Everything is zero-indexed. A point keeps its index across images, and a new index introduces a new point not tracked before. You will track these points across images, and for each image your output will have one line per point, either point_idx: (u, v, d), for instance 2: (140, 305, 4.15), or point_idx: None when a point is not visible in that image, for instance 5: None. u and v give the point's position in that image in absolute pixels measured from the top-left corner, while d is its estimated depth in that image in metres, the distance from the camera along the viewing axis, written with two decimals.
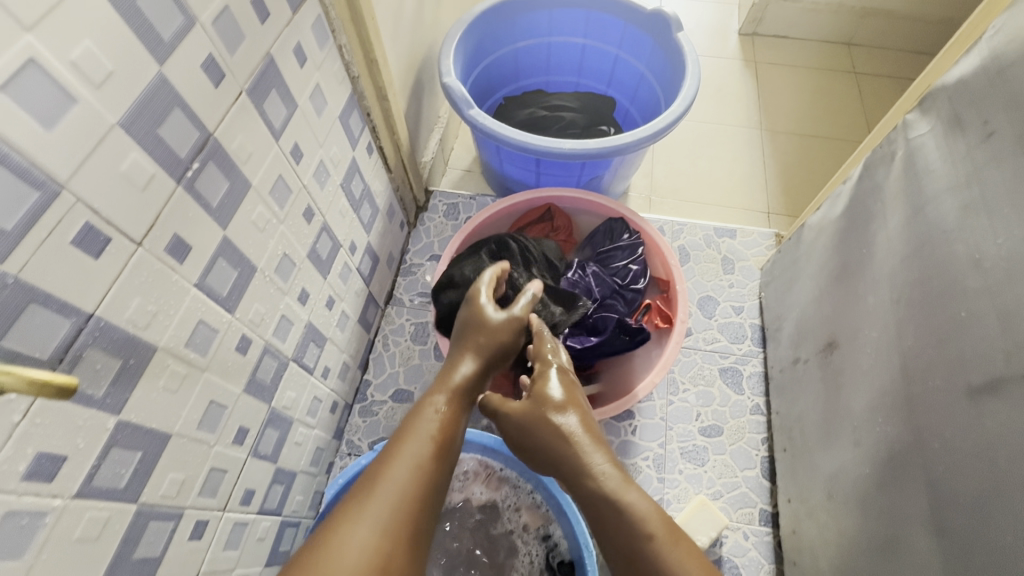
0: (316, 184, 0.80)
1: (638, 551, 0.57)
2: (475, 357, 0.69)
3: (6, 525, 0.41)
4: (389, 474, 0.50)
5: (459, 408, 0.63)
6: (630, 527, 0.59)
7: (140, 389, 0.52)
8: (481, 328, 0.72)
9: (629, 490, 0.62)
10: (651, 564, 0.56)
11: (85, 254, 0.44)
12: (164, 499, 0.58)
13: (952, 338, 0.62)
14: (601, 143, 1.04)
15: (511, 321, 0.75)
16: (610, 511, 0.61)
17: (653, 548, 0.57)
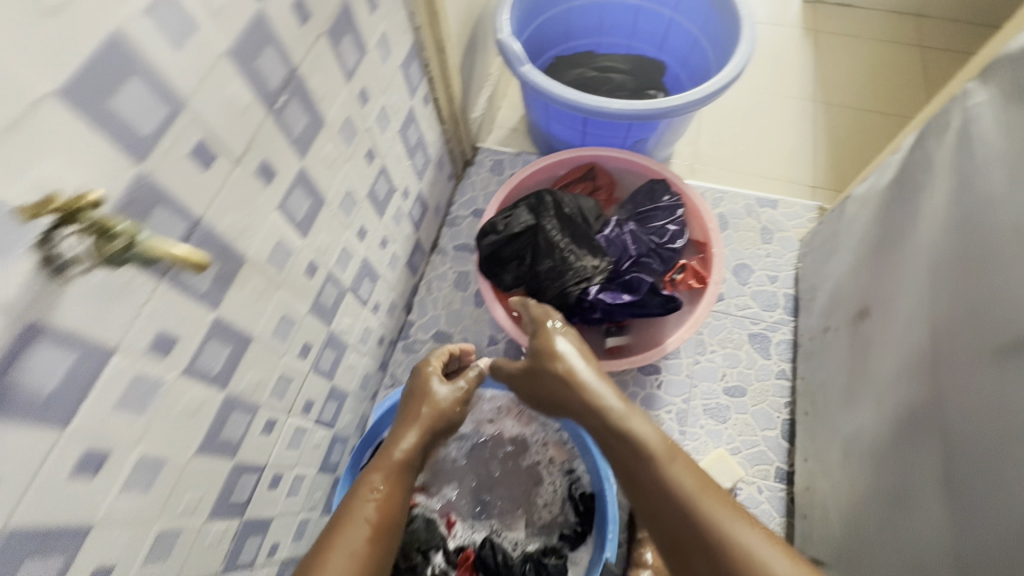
0: (378, 128, 0.86)
1: (642, 467, 0.64)
2: (416, 432, 0.78)
3: (133, 386, 0.49)
4: (331, 560, 0.60)
5: (400, 478, 0.73)
6: (634, 449, 0.66)
7: (233, 292, 0.60)
8: (427, 398, 0.83)
9: (636, 419, 0.69)
10: (652, 476, 0.62)
11: (196, 166, 0.51)
12: (245, 392, 0.66)
13: (984, 304, 0.63)
14: (649, 105, 1.05)
15: (451, 396, 0.85)
16: (619, 441, 0.69)
17: (654, 463, 0.63)
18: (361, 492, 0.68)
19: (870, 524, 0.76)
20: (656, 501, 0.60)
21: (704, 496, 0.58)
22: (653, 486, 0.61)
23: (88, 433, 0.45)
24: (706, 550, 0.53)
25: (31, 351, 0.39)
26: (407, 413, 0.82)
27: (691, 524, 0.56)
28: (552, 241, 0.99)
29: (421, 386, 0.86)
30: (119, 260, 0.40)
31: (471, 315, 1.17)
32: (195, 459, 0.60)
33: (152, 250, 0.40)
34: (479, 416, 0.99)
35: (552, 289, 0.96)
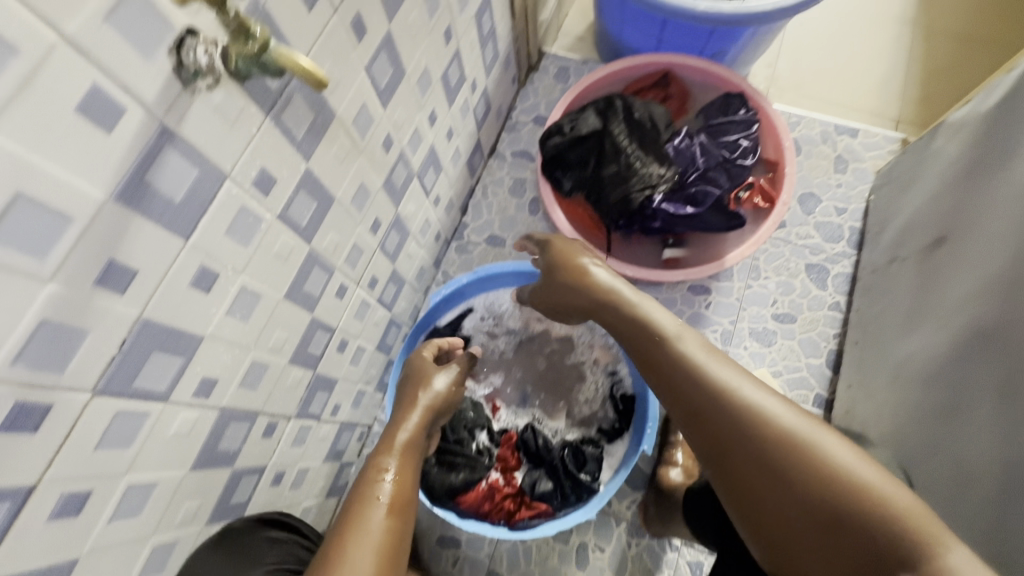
0: (458, 6, 0.83)
1: (655, 349, 0.67)
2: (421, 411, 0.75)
3: (241, 217, 0.52)
4: (358, 534, 0.55)
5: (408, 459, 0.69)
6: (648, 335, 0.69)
7: (323, 148, 0.61)
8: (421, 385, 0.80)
9: (648, 305, 0.72)
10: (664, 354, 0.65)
11: (303, 4, 0.50)
12: (325, 252, 0.70)
13: None
14: (737, 9, 0.97)
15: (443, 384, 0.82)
16: (633, 330, 0.71)
17: (666, 342, 0.66)
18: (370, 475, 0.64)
19: (909, 442, 0.78)
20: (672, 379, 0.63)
21: (710, 366, 0.61)
22: (666, 365, 0.64)
23: (204, 249, 0.49)
24: (724, 415, 0.57)
25: (165, 155, 0.42)
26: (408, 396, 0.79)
27: (705, 388, 0.59)
28: (618, 147, 0.96)
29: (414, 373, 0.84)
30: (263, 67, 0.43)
31: (524, 222, 1.17)
32: (282, 304, 0.64)
33: (279, 58, 0.41)
34: (529, 314, 1.02)
35: (615, 194, 0.94)
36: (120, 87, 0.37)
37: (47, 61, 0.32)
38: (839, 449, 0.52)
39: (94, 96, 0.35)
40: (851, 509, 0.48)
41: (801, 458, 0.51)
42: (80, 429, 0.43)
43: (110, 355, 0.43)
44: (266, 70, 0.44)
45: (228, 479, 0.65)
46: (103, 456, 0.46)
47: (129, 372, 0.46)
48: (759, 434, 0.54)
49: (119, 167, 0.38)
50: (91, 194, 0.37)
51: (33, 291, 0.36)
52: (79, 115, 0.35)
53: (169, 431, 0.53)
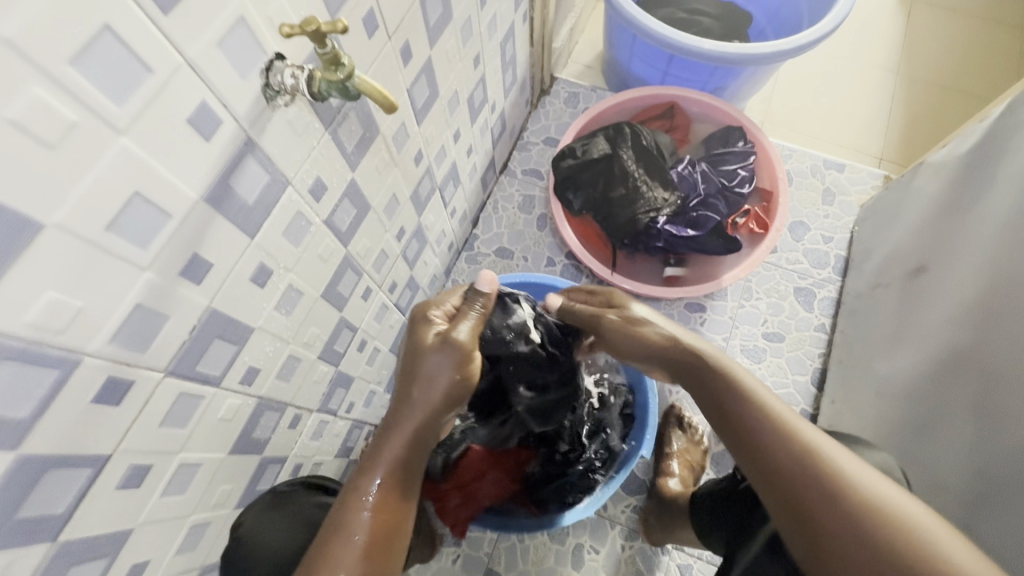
0: (487, 34, 0.89)
1: (721, 394, 0.64)
2: (415, 407, 0.61)
3: (295, 221, 0.57)
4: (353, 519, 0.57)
5: (407, 466, 0.61)
6: (714, 380, 0.65)
7: (366, 160, 0.67)
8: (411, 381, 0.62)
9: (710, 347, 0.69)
10: (734, 395, 0.63)
11: (365, 34, 0.56)
12: (357, 256, 0.74)
13: (1004, 272, 0.74)
14: (739, 50, 1.06)
15: (442, 371, 0.62)
16: (692, 366, 0.67)
17: (741, 390, 0.63)
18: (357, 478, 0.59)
19: (895, 446, 0.85)
20: (749, 433, 0.60)
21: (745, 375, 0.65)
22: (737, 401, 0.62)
23: (264, 248, 0.54)
24: (794, 493, 0.55)
25: (246, 161, 0.47)
26: (404, 371, 0.64)
27: (768, 449, 0.58)
28: (627, 172, 1.03)
29: (412, 357, 0.64)
30: (346, 96, 0.47)
31: (531, 237, 1.23)
32: (319, 302, 0.69)
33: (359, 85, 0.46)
34: None
35: (623, 216, 1.02)
36: (221, 102, 0.42)
37: (171, 81, 0.37)
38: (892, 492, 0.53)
39: (201, 111, 0.40)
40: (852, 500, 0.53)
41: (853, 496, 0.53)
42: (151, 405, 0.47)
43: (182, 339, 0.48)
44: (349, 98, 0.48)
45: (256, 466, 0.69)
46: (164, 432, 0.50)
47: (194, 356, 0.50)
48: (824, 505, 0.54)
49: (211, 172, 0.43)
50: (187, 194, 0.42)
51: (133, 278, 0.40)
52: (188, 125, 0.40)
53: (217, 414, 0.57)
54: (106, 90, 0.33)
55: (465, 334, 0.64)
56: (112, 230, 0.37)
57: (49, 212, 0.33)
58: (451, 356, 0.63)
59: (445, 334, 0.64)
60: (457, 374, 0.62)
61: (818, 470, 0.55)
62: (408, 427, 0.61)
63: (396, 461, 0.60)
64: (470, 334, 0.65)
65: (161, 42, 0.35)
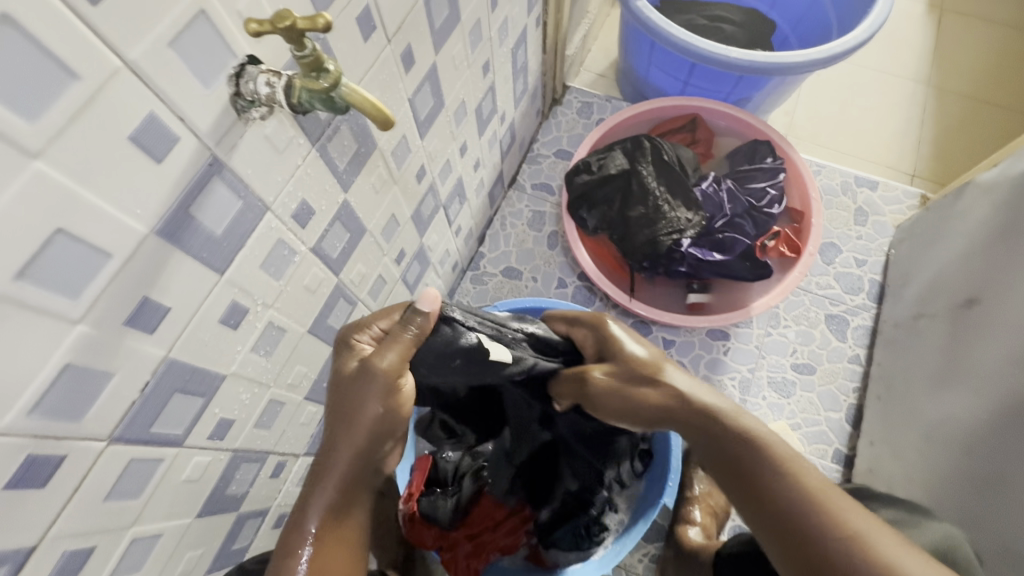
0: (498, 40, 0.81)
1: (718, 440, 0.56)
2: (349, 446, 0.52)
3: (276, 251, 0.49)
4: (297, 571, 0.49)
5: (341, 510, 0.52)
6: (708, 422, 0.57)
7: (361, 179, 0.59)
8: (340, 415, 0.52)
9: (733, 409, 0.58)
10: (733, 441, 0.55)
11: (360, 35, 0.48)
12: (351, 283, 0.66)
13: None
14: (768, 58, 0.98)
15: (364, 405, 0.52)
16: (682, 409, 0.58)
17: (741, 436, 0.55)
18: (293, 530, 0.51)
19: (951, 502, 0.77)
20: (744, 481, 0.53)
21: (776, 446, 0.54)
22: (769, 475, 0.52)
23: (238, 285, 0.46)
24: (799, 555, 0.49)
25: (212, 186, 0.39)
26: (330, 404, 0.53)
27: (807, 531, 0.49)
28: (647, 189, 0.95)
29: (342, 387, 0.53)
30: (330, 109, 0.39)
31: (541, 256, 1.15)
32: (306, 337, 0.61)
33: (350, 97, 0.38)
34: None
35: (642, 236, 0.94)
36: (176, 115, 0.34)
37: (106, 89, 0.29)
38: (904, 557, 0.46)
39: (150, 126, 0.32)
40: None
41: None
42: (92, 479, 0.39)
43: (132, 399, 0.39)
44: (333, 112, 0.40)
45: (231, 524, 0.61)
46: (112, 506, 0.42)
47: (148, 417, 0.42)
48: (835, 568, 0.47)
49: (165, 200, 0.36)
50: (133, 228, 0.34)
51: (59, 335, 0.32)
52: (132, 143, 0.32)
53: (181, 476, 0.49)
54: (11, 100, 0.25)
55: (393, 358, 0.53)
56: (27, 278, 0.29)
57: None
58: (380, 387, 0.52)
59: (370, 359, 0.53)
60: (390, 403, 0.53)
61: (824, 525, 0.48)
62: (336, 470, 0.52)
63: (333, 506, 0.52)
64: (399, 358, 0.53)
65: (89, 40, 0.27)
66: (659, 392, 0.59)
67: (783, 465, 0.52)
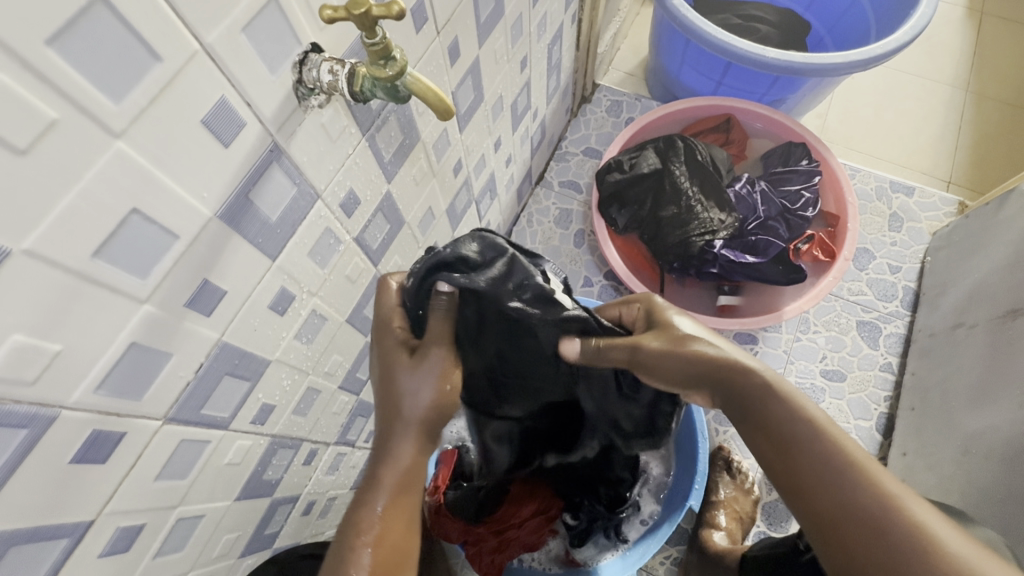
0: (536, 35, 0.81)
1: (764, 395, 0.52)
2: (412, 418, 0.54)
3: (322, 239, 0.49)
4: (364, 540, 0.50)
5: (413, 479, 0.54)
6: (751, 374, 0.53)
7: (403, 170, 0.59)
8: (395, 393, 0.54)
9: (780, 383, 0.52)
10: (781, 397, 0.51)
11: (412, 26, 0.48)
12: (387, 275, 0.67)
13: None
14: (806, 59, 0.96)
15: (421, 387, 0.54)
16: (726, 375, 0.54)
17: (787, 396, 0.52)
18: (359, 504, 0.52)
19: (989, 515, 0.75)
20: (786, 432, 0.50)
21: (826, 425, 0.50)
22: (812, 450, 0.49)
23: (287, 272, 0.46)
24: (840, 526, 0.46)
25: (271, 171, 0.39)
26: (384, 384, 0.55)
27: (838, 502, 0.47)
28: (679, 189, 0.95)
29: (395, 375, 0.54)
30: (392, 97, 0.39)
31: (567, 254, 1.14)
32: (344, 327, 0.61)
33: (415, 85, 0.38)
34: None
35: (674, 237, 0.94)
36: (244, 100, 0.34)
37: (183, 72, 0.29)
38: (947, 530, 0.45)
39: (220, 110, 0.33)
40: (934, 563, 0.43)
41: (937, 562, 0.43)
42: (146, 457, 0.40)
43: (185, 380, 0.40)
44: (391, 101, 0.40)
45: (265, 509, 0.62)
46: (160, 487, 0.43)
47: (199, 399, 0.42)
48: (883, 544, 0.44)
49: (228, 184, 0.36)
50: (199, 211, 0.35)
51: (127, 314, 0.33)
52: (204, 127, 0.32)
53: (223, 459, 0.49)
54: (98, 79, 0.26)
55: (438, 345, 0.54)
56: (102, 257, 0.30)
57: (16, 236, 0.25)
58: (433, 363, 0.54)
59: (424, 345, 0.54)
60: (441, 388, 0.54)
61: (862, 496, 0.46)
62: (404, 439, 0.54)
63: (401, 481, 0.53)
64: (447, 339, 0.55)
65: (171, 23, 0.28)
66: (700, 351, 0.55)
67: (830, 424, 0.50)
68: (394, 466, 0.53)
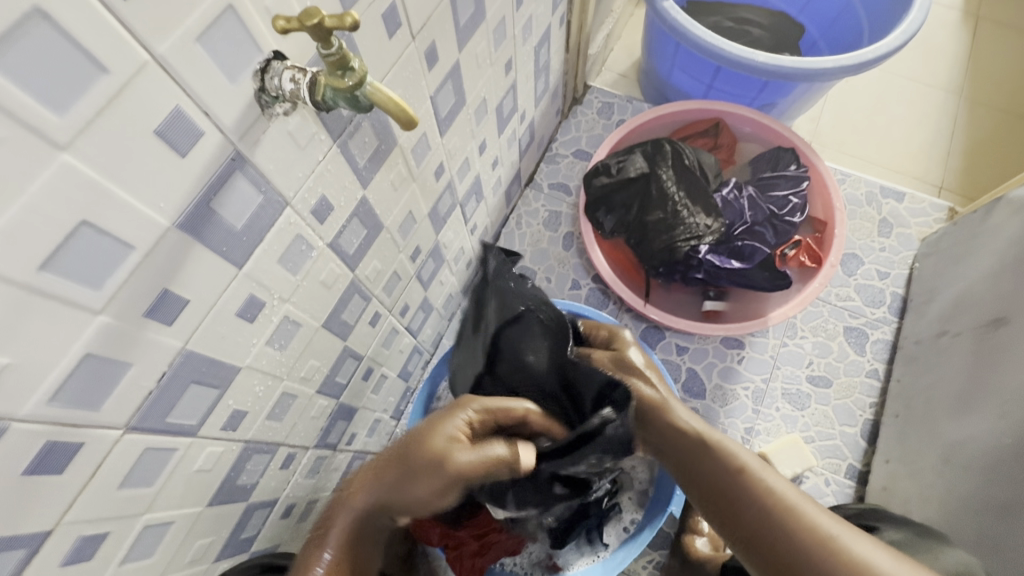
0: (521, 38, 0.80)
1: (701, 453, 0.63)
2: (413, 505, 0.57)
3: (293, 246, 0.49)
4: None
5: (363, 542, 0.55)
6: (724, 462, 0.61)
7: (380, 176, 0.58)
8: (401, 478, 0.56)
9: (715, 437, 0.63)
10: (701, 452, 0.63)
11: (385, 31, 0.48)
12: (366, 279, 0.67)
13: None
14: (796, 64, 0.96)
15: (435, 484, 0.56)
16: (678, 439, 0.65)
17: (721, 450, 0.62)
18: (310, 549, 0.54)
19: (969, 525, 0.75)
20: (749, 523, 0.57)
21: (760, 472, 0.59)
22: (745, 492, 0.58)
23: (255, 279, 0.46)
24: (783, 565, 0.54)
25: (235, 180, 0.39)
26: (397, 466, 0.56)
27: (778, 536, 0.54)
28: (666, 193, 0.95)
29: (404, 442, 0.59)
30: (352, 107, 0.39)
31: (556, 256, 1.13)
32: (321, 331, 0.61)
33: (374, 95, 0.37)
34: None
35: (660, 242, 0.94)
36: (202, 110, 0.34)
37: (133, 82, 0.29)
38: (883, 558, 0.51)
39: (176, 120, 0.32)
40: None
41: None
42: (107, 467, 0.39)
43: (148, 389, 0.40)
44: (353, 110, 0.40)
45: (241, 513, 0.62)
46: (125, 494, 0.43)
47: (164, 407, 0.42)
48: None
49: (188, 194, 0.36)
50: (156, 221, 0.34)
51: (81, 325, 0.33)
52: (158, 137, 0.32)
53: (193, 466, 0.49)
54: (38, 91, 0.25)
55: (501, 450, 0.59)
56: (50, 269, 0.29)
57: None
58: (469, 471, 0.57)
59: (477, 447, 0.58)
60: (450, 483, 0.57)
61: (792, 527, 0.54)
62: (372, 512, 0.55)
63: (354, 539, 0.55)
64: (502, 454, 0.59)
65: (118, 35, 0.27)
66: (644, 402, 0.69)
67: (744, 467, 0.60)
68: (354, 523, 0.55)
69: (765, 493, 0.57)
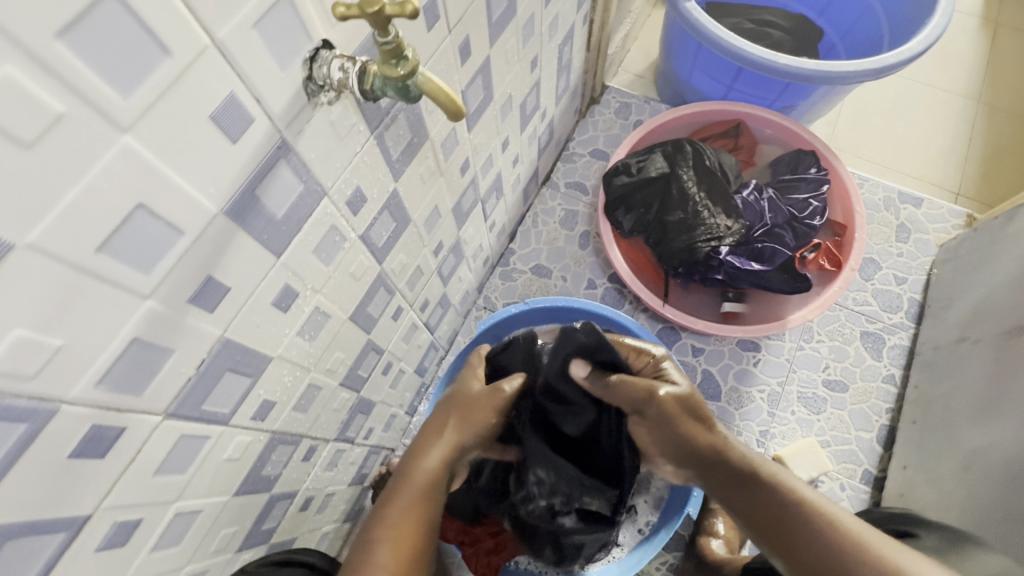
0: (548, 35, 0.80)
1: (756, 482, 0.58)
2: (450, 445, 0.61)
3: (328, 237, 0.49)
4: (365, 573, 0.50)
5: (432, 500, 0.56)
6: (781, 492, 0.57)
7: (411, 169, 0.58)
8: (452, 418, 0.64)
9: (768, 466, 0.60)
10: (757, 480, 0.58)
11: (424, 24, 0.48)
12: (392, 273, 0.66)
13: None
14: (819, 67, 0.96)
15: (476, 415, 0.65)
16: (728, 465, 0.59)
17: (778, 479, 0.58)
18: (377, 512, 0.55)
19: (990, 533, 0.75)
20: (818, 556, 0.53)
21: (823, 504, 0.56)
22: (812, 525, 0.54)
23: (291, 269, 0.46)
24: None
25: (279, 168, 0.39)
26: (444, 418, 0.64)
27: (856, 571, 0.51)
28: (686, 194, 0.94)
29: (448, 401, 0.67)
30: (401, 97, 0.39)
31: (572, 255, 1.13)
32: (347, 324, 0.61)
33: (426, 85, 0.38)
34: None
35: (679, 242, 0.94)
36: (254, 96, 0.34)
37: (193, 66, 0.29)
38: None
39: (229, 106, 0.32)
40: None
41: None
42: (145, 452, 0.39)
43: (187, 376, 0.40)
44: (401, 100, 0.40)
45: (264, 505, 0.62)
46: (159, 481, 0.43)
47: (200, 395, 0.42)
48: None
49: (236, 181, 0.36)
50: (205, 206, 0.34)
51: (130, 309, 0.33)
52: (212, 122, 0.32)
53: (223, 455, 0.49)
54: (106, 72, 0.25)
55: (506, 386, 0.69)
56: (105, 252, 0.29)
57: (22, 228, 0.25)
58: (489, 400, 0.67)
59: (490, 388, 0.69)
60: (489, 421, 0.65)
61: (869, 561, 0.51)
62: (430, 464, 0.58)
63: (423, 493, 0.56)
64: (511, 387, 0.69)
65: (183, 18, 0.27)
66: (693, 424, 0.61)
67: (807, 498, 0.56)
68: (422, 475, 0.57)
69: (833, 523, 0.54)
